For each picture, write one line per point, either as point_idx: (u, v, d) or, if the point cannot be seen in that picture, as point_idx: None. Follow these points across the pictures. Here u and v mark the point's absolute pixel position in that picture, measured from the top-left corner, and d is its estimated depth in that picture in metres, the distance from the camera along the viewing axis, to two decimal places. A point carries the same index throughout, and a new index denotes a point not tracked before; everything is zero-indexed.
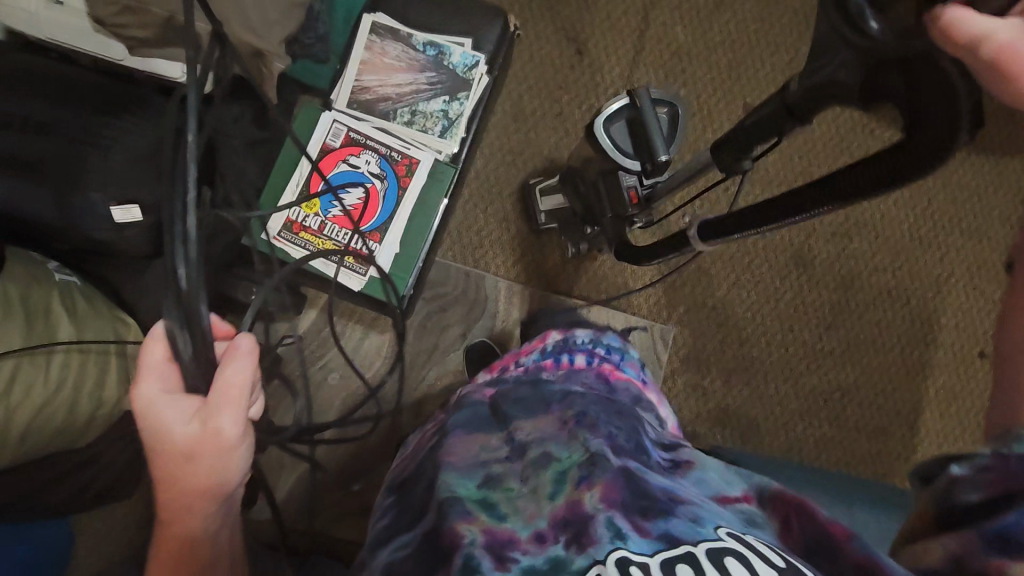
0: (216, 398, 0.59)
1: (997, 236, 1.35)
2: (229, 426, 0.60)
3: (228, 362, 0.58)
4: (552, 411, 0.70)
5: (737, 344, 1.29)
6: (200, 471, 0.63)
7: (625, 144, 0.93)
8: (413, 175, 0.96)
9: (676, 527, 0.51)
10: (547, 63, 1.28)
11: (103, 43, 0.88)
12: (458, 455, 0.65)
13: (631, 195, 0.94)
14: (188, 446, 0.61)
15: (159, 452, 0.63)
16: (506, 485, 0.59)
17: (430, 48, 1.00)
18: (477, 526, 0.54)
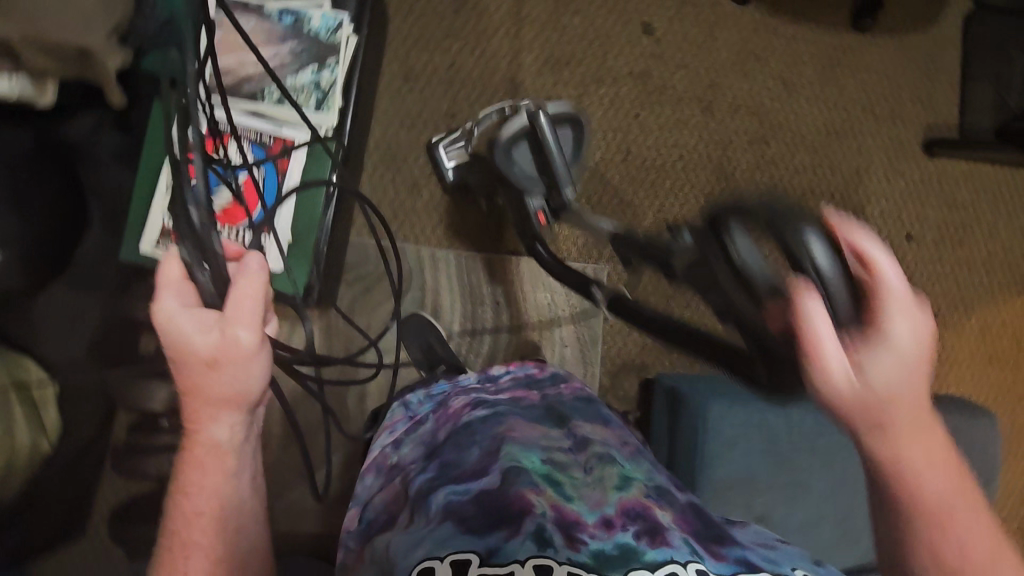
0: (233, 311, 0.58)
1: (909, 117, 1.36)
2: (246, 338, 0.59)
3: (241, 276, 0.58)
4: (610, 429, 0.75)
5: (672, 271, 1.29)
6: (222, 386, 0.60)
7: (527, 166, 1.05)
8: (291, 156, 0.91)
9: (750, 556, 0.57)
10: (429, 13, 1.20)
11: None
12: (522, 433, 0.68)
13: (539, 215, 1.07)
14: (210, 358, 0.58)
15: (179, 369, 0.60)
16: (570, 472, 0.63)
17: (286, 16, 0.92)
18: (546, 500, 0.57)
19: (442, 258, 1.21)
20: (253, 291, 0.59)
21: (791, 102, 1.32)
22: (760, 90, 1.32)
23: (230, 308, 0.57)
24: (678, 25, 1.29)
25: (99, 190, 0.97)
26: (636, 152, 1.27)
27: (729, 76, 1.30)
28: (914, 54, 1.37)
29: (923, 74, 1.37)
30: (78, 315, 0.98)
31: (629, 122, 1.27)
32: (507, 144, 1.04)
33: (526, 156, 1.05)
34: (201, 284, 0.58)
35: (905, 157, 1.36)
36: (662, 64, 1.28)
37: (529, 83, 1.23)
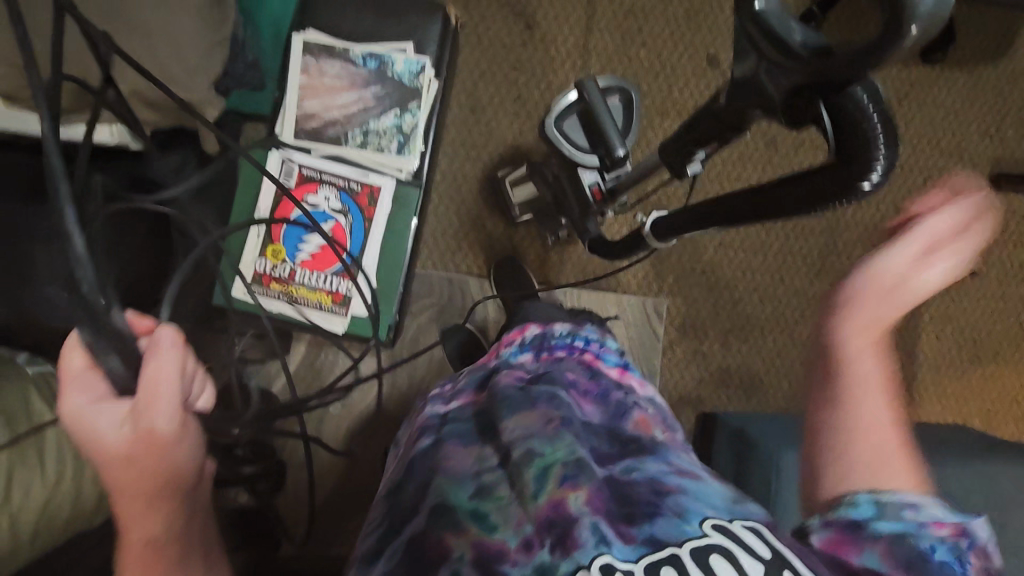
0: (144, 397, 0.50)
1: (976, 152, 1.34)
2: (167, 425, 0.51)
3: (150, 356, 0.50)
4: (537, 403, 0.61)
5: (731, 304, 1.29)
6: (153, 475, 0.53)
7: (580, 141, 0.80)
8: (377, 205, 0.90)
9: (662, 529, 0.50)
10: (497, 45, 1.20)
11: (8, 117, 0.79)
12: (452, 461, 0.59)
13: (596, 192, 0.82)
14: (127, 453, 0.52)
15: (101, 471, 0.53)
16: (497, 493, 0.54)
17: (370, 60, 0.93)
18: (468, 540, 0.51)
19: None
20: (169, 372, 0.50)
21: None
22: None
23: (143, 395, 0.50)
24: None
25: None
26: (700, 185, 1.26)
27: None
28: (982, 87, 1.34)
29: (992, 109, 1.34)
30: None
31: None
32: (556, 118, 0.79)
33: (578, 128, 0.79)
34: (109, 375, 0.50)
35: None
36: None
37: None
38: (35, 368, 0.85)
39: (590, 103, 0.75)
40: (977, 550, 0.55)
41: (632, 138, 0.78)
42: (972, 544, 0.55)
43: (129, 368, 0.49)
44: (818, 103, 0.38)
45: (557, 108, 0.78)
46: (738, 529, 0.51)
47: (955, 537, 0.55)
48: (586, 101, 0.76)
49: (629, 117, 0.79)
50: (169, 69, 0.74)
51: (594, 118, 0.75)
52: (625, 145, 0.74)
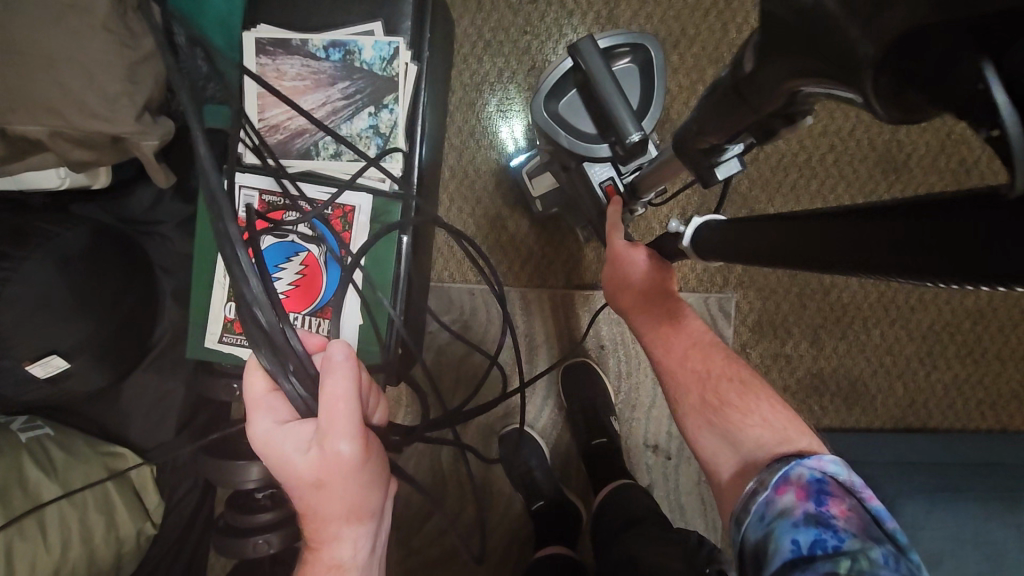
0: (325, 423, 0.51)
1: None
2: (349, 450, 0.51)
3: (326, 373, 0.51)
4: None
5: (821, 294, 1.02)
6: (333, 508, 0.54)
7: (587, 125, 0.60)
8: (352, 227, 0.79)
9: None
10: (501, 7, 1.00)
11: (36, 178, 0.75)
12: None
13: (608, 190, 0.62)
14: (317, 477, 0.52)
15: (291, 495, 0.55)
16: None
17: (334, 51, 0.77)
18: None
19: (534, 299, 1.04)
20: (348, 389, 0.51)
21: None
22: None
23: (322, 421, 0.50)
24: None
25: (165, 264, 0.90)
26: (772, 147, 1.00)
27: None
28: None
29: None
30: (163, 399, 0.93)
31: None
32: (547, 97, 0.59)
33: (579, 108, 0.60)
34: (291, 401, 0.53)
35: None
36: None
37: None
38: (29, 434, 0.83)
39: (589, 73, 0.55)
40: (832, 493, 0.50)
41: (653, 117, 0.58)
42: (821, 495, 0.50)
43: (309, 395, 0.52)
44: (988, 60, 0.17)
45: (547, 80, 0.58)
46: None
47: (803, 504, 0.50)
48: (585, 71, 0.56)
49: (648, 87, 0.58)
50: (80, 99, 0.63)
51: (596, 94, 0.55)
52: (641, 129, 0.54)
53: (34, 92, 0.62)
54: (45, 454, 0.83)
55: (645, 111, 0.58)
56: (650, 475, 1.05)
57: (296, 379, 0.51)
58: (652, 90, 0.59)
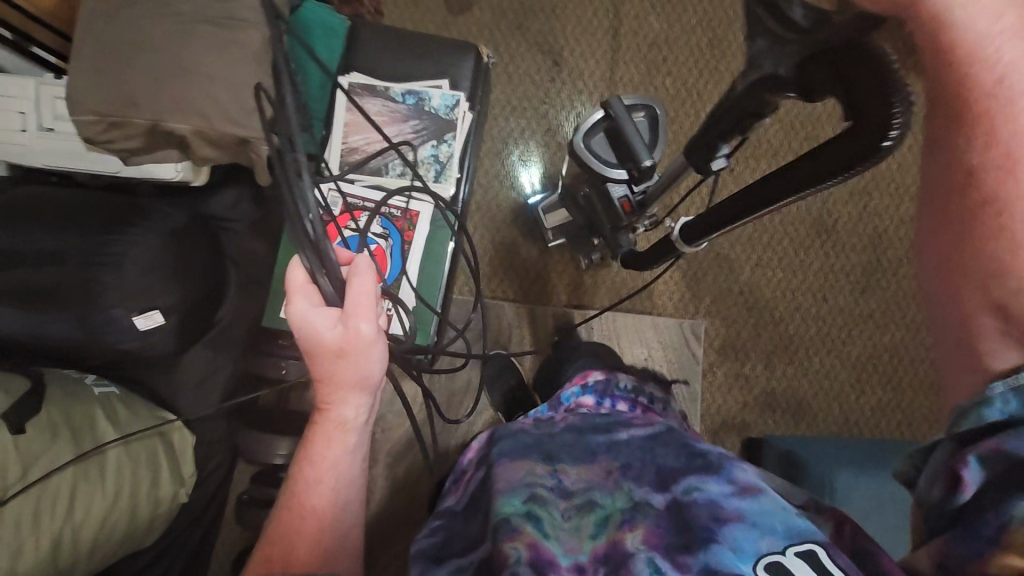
0: (352, 307, 0.61)
1: None
2: (367, 330, 0.62)
3: (353, 274, 0.60)
4: (597, 459, 0.64)
5: (772, 325, 1.25)
6: (347, 373, 0.65)
7: (609, 157, 0.83)
8: (415, 229, 0.98)
9: (718, 558, 0.47)
10: (526, 80, 1.26)
11: (158, 170, 0.91)
12: (503, 480, 0.59)
13: (623, 204, 0.87)
14: (340, 347, 0.63)
15: (312, 361, 0.65)
16: (550, 507, 0.55)
17: (409, 97, 1.00)
18: (522, 542, 0.49)
19: (539, 315, 1.23)
20: (368, 287, 0.61)
21: (898, 151, 1.28)
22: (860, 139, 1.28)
23: (348, 305, 0.61)
24: None
25: (235, 256, 1.05)
26: None
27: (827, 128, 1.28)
28: None
29: None
30: (213, 376, 1.04)
31: (724, 178, 1.26)
32: (584, 135, 0.82)
33: (606, 144, 0.83)
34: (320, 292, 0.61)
35: None
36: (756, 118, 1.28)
37: None
38: (100, 388, 0.95)
39: (616, 119, 0.78)
40: None
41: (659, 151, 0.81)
42: None
43: (337, 290, 0.60)
44: (824, 71, 0.48)
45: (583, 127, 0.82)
46: (791, 561, 0.46)
47: None
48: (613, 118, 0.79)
49: (655, 132, 0.83)
50: (225, 108, 0.81)
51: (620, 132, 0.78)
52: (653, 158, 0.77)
53: (193, 100, 0.81)
54: (110, 409, 0.93)
55: (654, 147, 0.82)
56: None
57: (329, 279, 0.59)
58: (658, 135, 0.83)
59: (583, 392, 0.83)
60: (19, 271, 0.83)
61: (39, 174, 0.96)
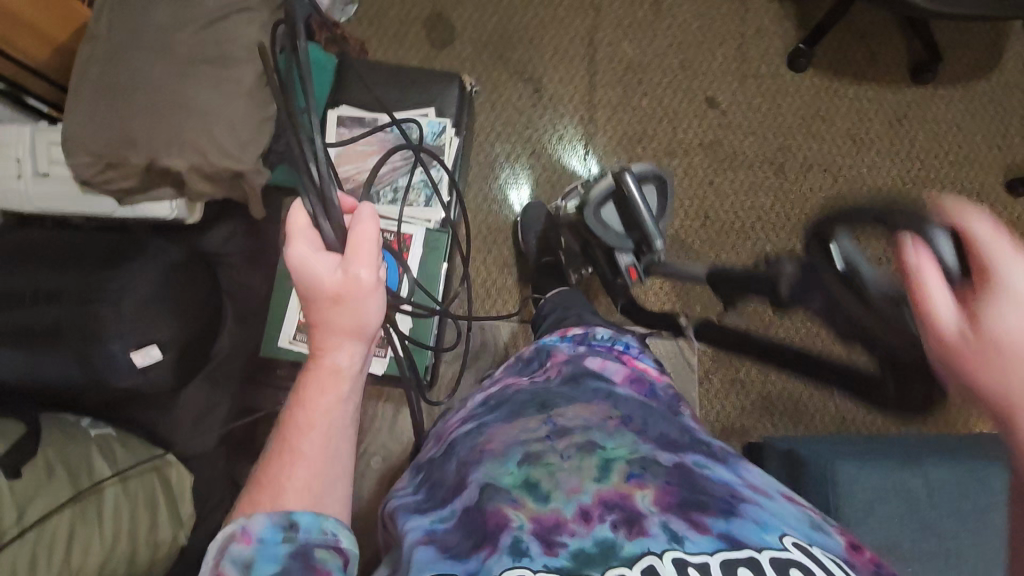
0: (351, 252, 0.58)
1: (988, 161, 1.34)
2: (367, 276, 0.59)
3: (357, 220, 0.58)
4: (595, 403, 0.64)
5: (762, 330, 1.28)
6: (344, 321, 0.60)
7: (616, 226, 1.00)
8: (410, 249, 1.00)
9: (740, 529, 0.47)
10: (509, 107, 1.31)
11: (153, 208, 0.93)
12: (496, 440, 0.59)
13: (630, 270, 1.02)
14: (336, 293, 0.59)
15: (307, 307, 0.61)
16: (547, 460, 0.54)
17: (397, 126, 1.03)
18: (525, 512, 0.49)
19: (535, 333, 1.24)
20: (373, 232, 0.58)
21: (867, 156, 1.34)
22: (831, 146, 1.34)
23: (348, 248, 0.57)
24: (741, 96, 1.34)
25: (231, 290, 1.06)
26: (715, 217, 1.30)
27: (799, 138, 1.34)
28: (984, 99, 1.36)
29: (1000, 116, 1.36)
30: (212, 410, 1.04)
31: (705, 190, 1.31)
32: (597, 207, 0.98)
33: (615, 215, 0.99)
34: (321, 239, 0.59)
35: (990, 198, 1.34)
36: (731, 132, 1.33)
37: (606, 165, 1.31)
38: (97, 430, 0.94)
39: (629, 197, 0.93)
40: None
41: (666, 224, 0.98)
42: None
43: (338, 236, 0.58)
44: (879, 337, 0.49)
45: (602, 190, 0.97)
46: (814, 550, 0.46)
47: None
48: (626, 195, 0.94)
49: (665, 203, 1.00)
50: (220, 143, 0.84)
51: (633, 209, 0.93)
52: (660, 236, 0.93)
53: (188, 137, 0.83)
54: (108, 448, 0.92)
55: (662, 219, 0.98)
56: None
57: (329, 225, 0.57)
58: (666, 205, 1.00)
59: (561, 341, 0.83)
60: (19, 313, 0.84)
61: (36, 219, 0.98)
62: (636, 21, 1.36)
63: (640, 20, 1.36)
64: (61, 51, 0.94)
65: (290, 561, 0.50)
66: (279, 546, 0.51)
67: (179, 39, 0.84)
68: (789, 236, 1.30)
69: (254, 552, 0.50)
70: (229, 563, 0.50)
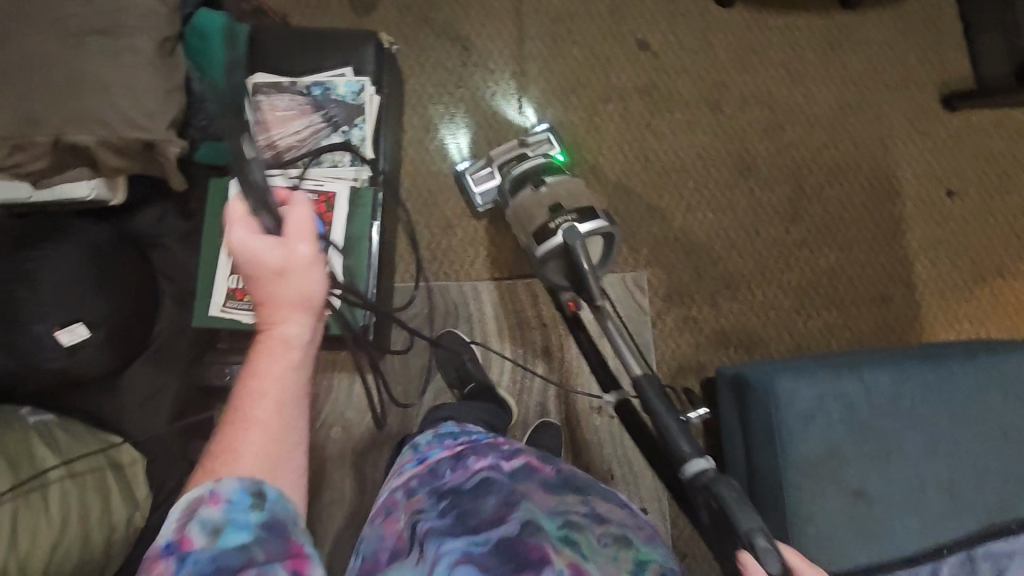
0: (292, 232, 0.70)
1: (922, 77, 1.35)
2: (305, 249, 0.70)
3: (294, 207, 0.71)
4: (630, 518, 0.79)
5: (711, 267, 1.28)
6: (288, 291, 0.69)
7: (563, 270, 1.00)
8: (335, 209, 0.99)
9: None
10: (439, 68, 1.30)
11: (69, 189, 0.92)
12: (541, 497, 0.75)
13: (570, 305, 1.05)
14: (278, 268, 0.68)
15: (254, 285, 0.69)
16: (585, 535, 0.69)
17: (315, 88, 1.02)
18: (563, 562, 0.63)
19: (485, 290, 1.24)
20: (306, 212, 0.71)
21: (803, 86, 1.34)
22: (765, 79, 1.34)
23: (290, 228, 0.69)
24: (671, 36, 1.34)
25: (166, 270, 1.05)
26: (655, 159, 1.30)
27: (732, 73, 1.33)
28: (914, 17, 1.36)
29: (930, 31, 1.36)
30: (159, 392, 1.04)
31: (643, 133, 1.31)
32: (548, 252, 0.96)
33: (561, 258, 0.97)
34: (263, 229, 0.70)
35: (926, 115, 1.34)
36: (663, 73, 1.33)
37: (541, 116, 1.30)
38: (37, 418, 0.94)
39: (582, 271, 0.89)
40: None
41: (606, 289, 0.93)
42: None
43: (278, 222, 0.69)
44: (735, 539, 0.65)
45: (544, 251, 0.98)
46: None
47: None
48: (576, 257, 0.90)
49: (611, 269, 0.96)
50: (124, 113, 0.83)
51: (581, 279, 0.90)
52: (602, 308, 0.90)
53: (89, 109, 0.82)
54: (51, 435, 0.92)
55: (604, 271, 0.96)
56: (598, 434, 1.22)
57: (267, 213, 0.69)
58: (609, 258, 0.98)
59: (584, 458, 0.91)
60: None
61: None
62: None
63: None
64: None
65: (260, 530, 0.57)
66: (248, 514, 0.59)
67: (71, 10, 0.82)
68: (730, 171, 1.31)
69: (224, 515, 0.58)
70: (196, 524, 0.57)
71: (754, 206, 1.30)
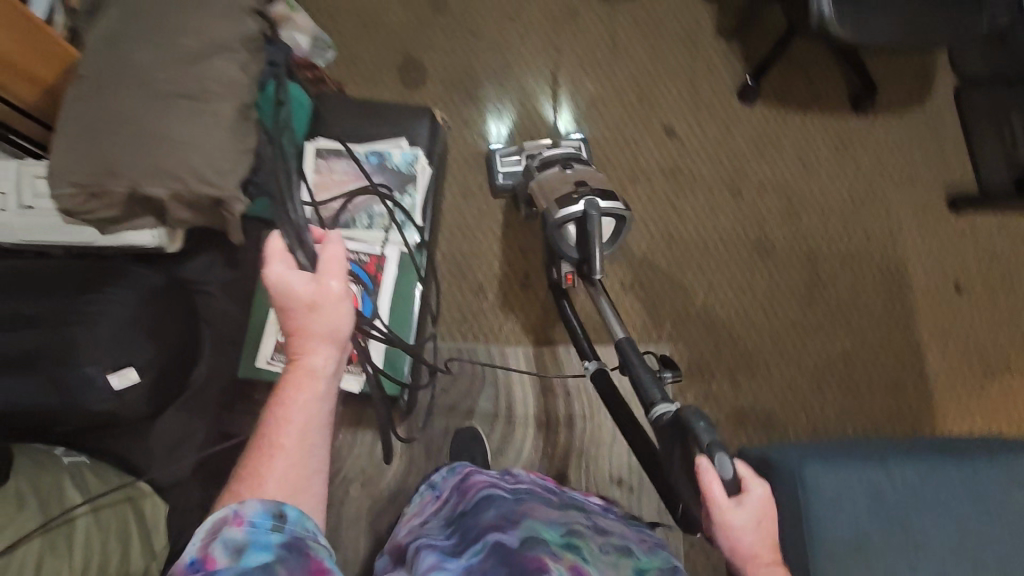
0: (324, 266, 0.70)
1: (928, 178, 1.44)
2: (337, 285, 0.70)
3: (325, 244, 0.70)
4: (631, 532, 0.79)
5: (730, 344, 1.32)
6: (318, 327, 0.69)
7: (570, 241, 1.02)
8: (384, 270, 1.04)
9: None
10: (480, 140, 1.38)
11: (132, 236, 0.96)
12: (540, 510, 0.75)
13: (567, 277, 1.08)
14: (311, 301, 0.68)
15: (284, 318, 0.69)
16: (585, 542, 0.69)
17: (372, 156, 1.09)
18: (564, 564, 0.63)
19: (512, 354, 1.27)
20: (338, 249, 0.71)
21: (817, 179, 1.43)
22: (783, 170, 1.43)
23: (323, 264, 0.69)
24: (696, 126, 1.44)
25: (209, 317, 1.08)
26: (679, 238, 1.37)
27: (752, 163, 1.43)
28: (920, 124, 1.48)
29: (935, 138, 1.47)
30: (188, 438, 1.04)
31: (668, 213, 1.38)
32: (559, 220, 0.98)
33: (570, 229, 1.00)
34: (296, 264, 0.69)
35: (933, 213, 1.43)
36: (689, 159, 1.42)
37: None
38: (69, 459, 0.94)
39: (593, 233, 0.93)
40: None
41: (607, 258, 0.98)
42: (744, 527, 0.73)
43: None
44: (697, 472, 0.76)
45: (562, 214, 0.96)
46: None
47: None
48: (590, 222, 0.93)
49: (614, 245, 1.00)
50: (200, 172, 0.88)
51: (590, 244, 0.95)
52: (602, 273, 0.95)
53: (169, 166, 0.87)
54: (81, 476, 0.91)
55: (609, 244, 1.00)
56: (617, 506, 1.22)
57: None
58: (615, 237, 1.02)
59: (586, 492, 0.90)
60: None
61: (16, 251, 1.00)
62: (596, 60, 1.46)
63: (599, 59, 1.46)
64: (49, 93, 0.99)
65: (281, 549, 0.56)
66: (270, 535, 0.58)
67: (163, 76, 0.89)
68: (749, 254, 1.37)
69: (247, 536, 0.57)
70: (219, 544, 0.56)
71: (772, 291, 1.35)
